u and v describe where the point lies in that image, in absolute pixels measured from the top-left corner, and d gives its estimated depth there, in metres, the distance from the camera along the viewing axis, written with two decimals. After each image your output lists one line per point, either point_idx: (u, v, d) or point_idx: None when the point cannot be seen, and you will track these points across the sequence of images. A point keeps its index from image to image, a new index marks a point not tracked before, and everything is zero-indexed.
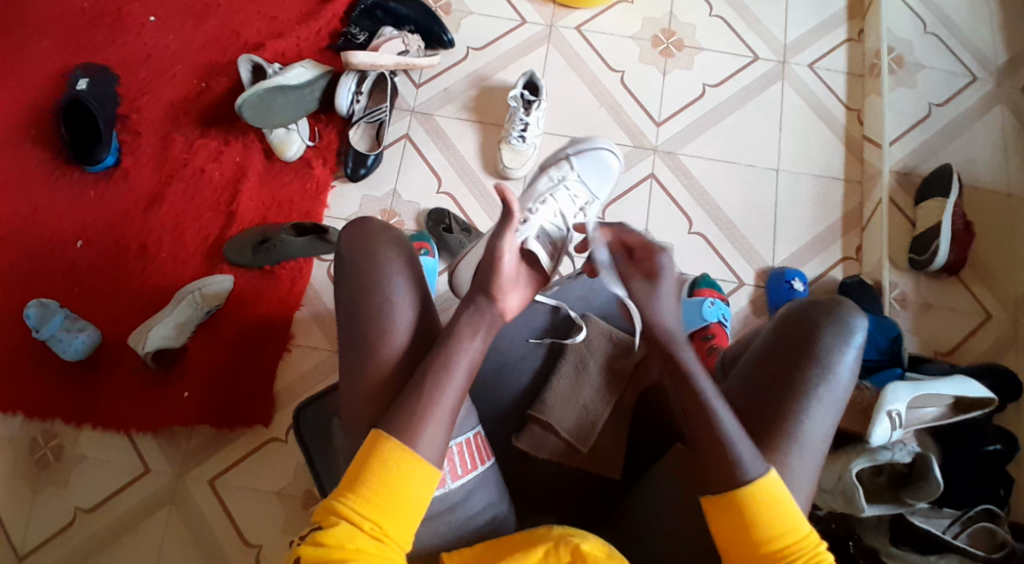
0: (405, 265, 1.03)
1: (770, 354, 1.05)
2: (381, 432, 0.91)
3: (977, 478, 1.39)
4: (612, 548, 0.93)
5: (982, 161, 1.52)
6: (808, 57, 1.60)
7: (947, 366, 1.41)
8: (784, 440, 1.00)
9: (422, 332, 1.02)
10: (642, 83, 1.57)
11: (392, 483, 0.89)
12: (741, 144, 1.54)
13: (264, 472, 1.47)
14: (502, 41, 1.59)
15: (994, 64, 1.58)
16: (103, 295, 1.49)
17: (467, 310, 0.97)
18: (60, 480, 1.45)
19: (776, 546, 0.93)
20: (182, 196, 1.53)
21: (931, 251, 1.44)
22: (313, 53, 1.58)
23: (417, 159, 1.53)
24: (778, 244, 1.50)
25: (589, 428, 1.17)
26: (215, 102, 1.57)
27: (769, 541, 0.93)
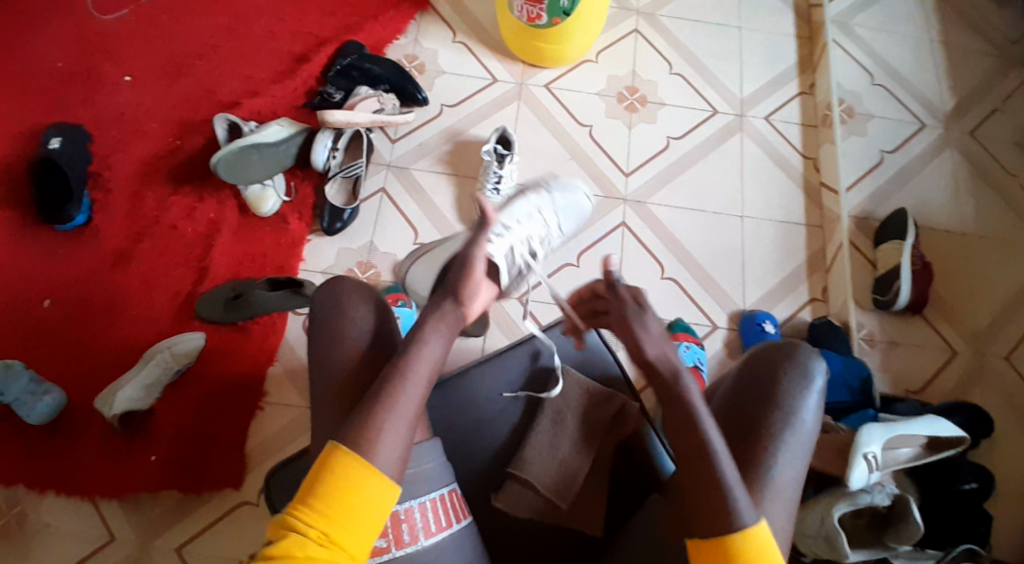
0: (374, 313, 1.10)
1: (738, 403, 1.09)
2: (336, 445, 0.95)
3: (957, 518, 1.38)
4: None
5: (934, 203, 1.60)
6: (763, 110, 1.68)
7: (918, 406, 1.43)
8: (763, 475, 1.03)
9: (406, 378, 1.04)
10: (610, 135, 1.63)
11: (345, 493, 0.93)
12: (707, 192, 1.60)
13: (234, 539, 1.42)
14: (473, 99, 1.65)
15: (940, 111, 1.69)
16: (70, 355, 1.45)
17: (432, 314, 1.05)
18: (19, 551, 1.38)
19: None
20: (154, 253, 1.52)
21: (894, 292, 1.49)
22: (289, 111, 1.61)
23: (394, 212, 1.56)
24: (748, 287, 1.55)
25: (569, 483, 1.19)
26: (189, 159, 1.58)
27: None
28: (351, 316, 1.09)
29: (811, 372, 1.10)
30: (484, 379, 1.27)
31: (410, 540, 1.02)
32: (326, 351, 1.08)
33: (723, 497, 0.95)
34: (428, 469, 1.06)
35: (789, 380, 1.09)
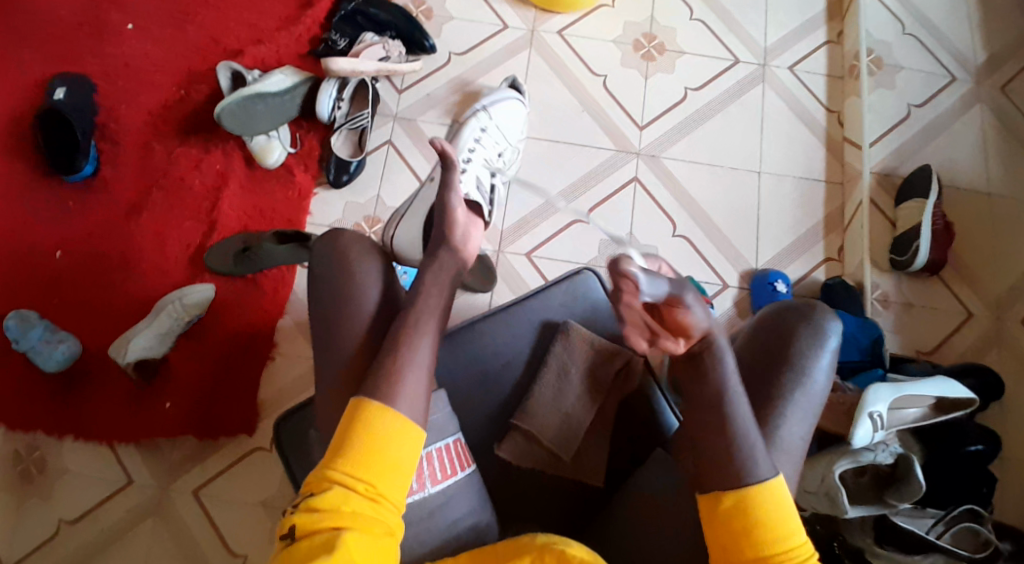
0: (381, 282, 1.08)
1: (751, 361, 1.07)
2: (363, 398, 0.94)
3: (966, 477, 1.37)
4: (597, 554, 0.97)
5: (962, 160, 1.54)
6: (787, 60, 1.61)
7: (928, 367, 1.42)
8: (764, 442, 1.02)
9: None
10: (624, 87, 1.57)
11: (384, 447, 0.91)
12: (724, 147, 1.55)
13: (249, 483, 1.46)
14: (485, 45, 1.59)
15: (973, 64, 1.60)
16: (85, 305, 1.47)
17: (430, 268, 1.05)
18: (43, 493, 1.44)
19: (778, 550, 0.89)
20: (163, 204, 1.51)
21: (912, 251, 1.45)
22: (294, 60, 1.57)
23: (401, 164, 1.53)
24: (762, 246, 1.51)
25: (571, 436, 1.21)
26: (195, 110, 1.56)
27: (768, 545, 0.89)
28: (351, 282, 1.07)
29: (826, 332, 1.07)
30: (494, 332, 1.28)
31: (417, 488, 1.06)
32: (325, 323, 1.06)
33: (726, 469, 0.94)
34: (438, 419, 1.10)
35: (801, 339, 1.07)
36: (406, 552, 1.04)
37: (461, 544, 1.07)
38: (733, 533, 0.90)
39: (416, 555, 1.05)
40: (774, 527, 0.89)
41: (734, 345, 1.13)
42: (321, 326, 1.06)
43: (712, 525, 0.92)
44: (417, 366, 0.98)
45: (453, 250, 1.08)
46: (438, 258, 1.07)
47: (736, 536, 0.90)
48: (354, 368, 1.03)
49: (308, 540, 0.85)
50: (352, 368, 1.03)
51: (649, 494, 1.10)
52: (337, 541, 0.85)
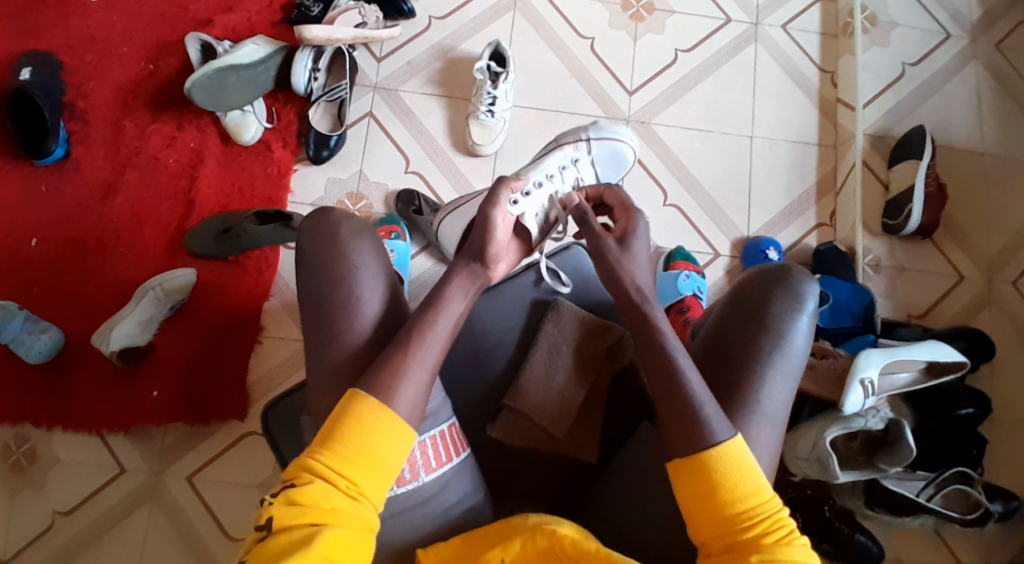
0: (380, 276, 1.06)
1: (729, 327, 1.07)
2: (358, 391, 0.95)
3: (953, 440, 1.41)
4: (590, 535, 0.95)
5: (956, 121, 1.51)
6: (781, 17, 1.55)
7: (919, 331, 1.43)
8: (761, 432, 1.02)
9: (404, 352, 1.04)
10: (614, 50, 1.51)
11: (369, 444, 0.93)
12: (715, 111, 1.51)
13: (244, 467, 1.46)
14: (466, 8, 1.52)
15: (967, 20, 1.55)
16: (63, 294, 1.43)
17: (459, 272, 1.07)
18: (35, 484, 1.43)
19: (737, 510, 0.93)
20: (138, 185, 1.46)
21: (905, 215, 1.44)
22: (266, 28, 1.49)
23: (382, 136, 1.48)
24: (754, 212, 1.49)
25: (564, 413, 1.21)
26: (165, 84, 1.48)
27: (729, 505, 0.94)
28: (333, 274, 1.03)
29: (803, 294, 1.07)
30: (484, 312, 1.29)
31: (412, 476, 1.05)
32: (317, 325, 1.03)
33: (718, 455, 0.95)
34: (432, 405, 1.10)
35: (778, 303, 1.07)
36: (403, 537, 1.05)
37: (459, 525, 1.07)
38: (701, 493, 0.95)
39: (412, 540, 1.05)
40: (739, 486, 0.94)
41: (711, 309, 1.13)
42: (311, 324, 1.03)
43: (682, 487, 0.96)
44: (412, 367, 0.97)
45: (486, 265, 1.08)
46: (468, 264, 1.07)
47: (703, 496, 0.94)
48: (349, 373, 1.02)
49: (283, 532, 0.87)
50: (347, 370, 1.02)
51: (645, 476, 1.11)
52: (312, 537, 0.86)
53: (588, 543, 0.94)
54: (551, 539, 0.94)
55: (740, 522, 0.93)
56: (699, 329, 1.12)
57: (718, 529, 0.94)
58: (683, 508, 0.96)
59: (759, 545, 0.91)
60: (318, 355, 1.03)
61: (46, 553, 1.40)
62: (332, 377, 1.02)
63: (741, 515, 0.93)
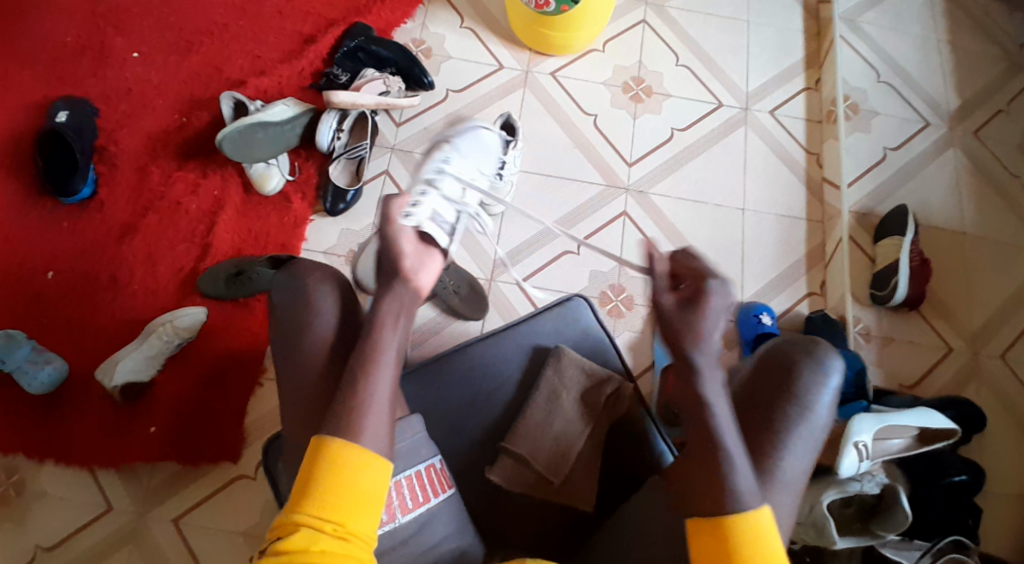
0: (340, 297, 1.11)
1: (754, 400, 1.09)
2: (325, 436, 0.94)
3: (949, 513, 1.38)
4: None
5: (935, 201, 1.61)
6: (768, 104, 1.69)
7: (909, 399, 1.45)
8: (766, 465, 1.04)
9: None
10: (615, 125, 1.64)
11: (348, 486, 0.92)
12: (708, 185, 1.61)
13: (230, 512, 1.43)
14: (480, 84, 1.65)
15: (945, 110, 1.69)
16: (71, 325, 1.46)
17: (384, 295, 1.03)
18: (15, 518, 1.39)
19: None
20: (158, 227, 1.52)
21: (892, 286, 1.50)
22: (295, 91, 1.62)
23: (396, 194, 1.57)
24: (746, 280, 1.56)
25: (562, 461, 1.21)
26: (195, 136, 1.59)
27: None
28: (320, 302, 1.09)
29: (829, 367, 1.09)
30: (486, 354, 1.30)
31: (388, 518, 1.04)
32: (320, 329, 1.07)
33: (742, 487, 0.95)
34: (408, 444, 1.09)
35: (804, 374, 1.08)
36: None
37: None
38: (720, 555, 0.93)
39: None
40: (760, 553, 0.93)
41: (736, 375, 1.15)
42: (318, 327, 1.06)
43: (700, 547, 0.95)
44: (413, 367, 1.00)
45: (407, 279, 1.04)
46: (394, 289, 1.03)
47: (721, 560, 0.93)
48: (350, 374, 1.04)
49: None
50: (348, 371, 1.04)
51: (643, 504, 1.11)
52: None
53: None
54: None
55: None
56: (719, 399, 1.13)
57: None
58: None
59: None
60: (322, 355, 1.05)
61: None
62: (333, 376, 1.04)
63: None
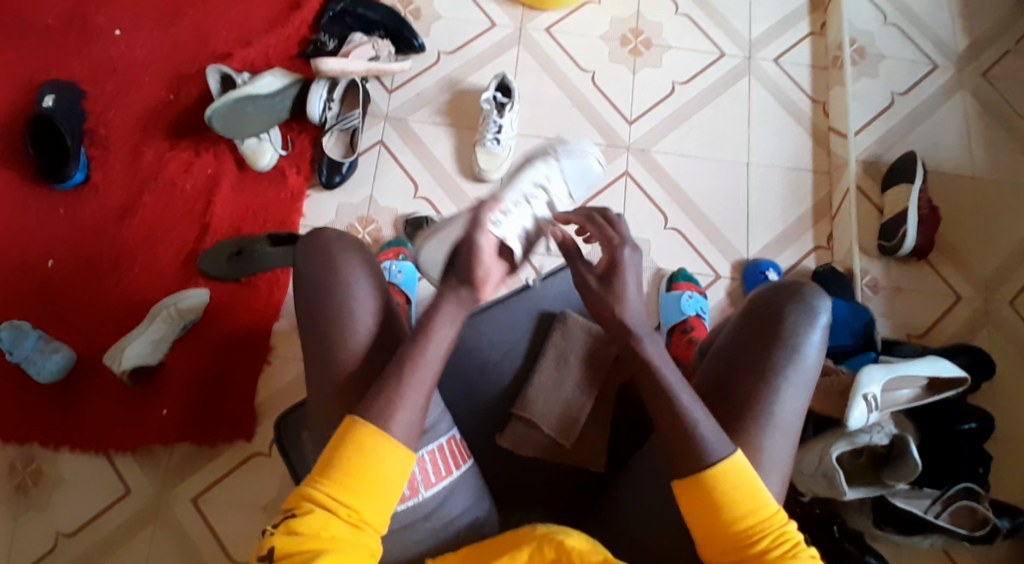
0: (371, 272, 1.08)
1: (741, 346, 1.08)
2: (355, 418, 0.94)
3: (961, 459, 1.39)
4: (597, 544, 0.95)
5: (945, 146, 1.57)
6: (773, 51, 1.63)
7: (918, 349, 1.45)
8: (757, 419, 1.03)
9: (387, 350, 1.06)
10: (614, 82, 1.59)
11: (365, 472, 0.92)
12: (712, 140, 1.57)
13: (249, 487, 1.45)
14: (473, 44, 1.60)
15: (953, 52, 1.63)
16: (75, 314, 1.46)
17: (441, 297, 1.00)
18: (38, 505, 1.42)
19: (742, 526, 0.92)
20: (155, 208, 1.51)
21: (900, 236, 1.48)
22: (283, 61, 1.57)
23: (393, 164, 1.54)
24: (752, 236, 1.53)
25: (569, 422, 1.21)
26: (185, 113, 1.55)
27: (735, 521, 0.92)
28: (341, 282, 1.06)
29: (816, 310, 1.08)
30: (492, 322, 1.29)
31: (411, 493, 1.05)
32: (320, 321, 1.05)
33: (710, 436, 0.94)
34: (430, 418, 1.09)
35: (791, 318, 1.08)
36: (408, 549, 1.05)
37: (461, 538, 1.07)
38: (706, 509, 0.92)
39: (422, 552, 1.05)
40: (747, 501, 0.92)
41: (726, 327, 1.14)
42: (319, 319, 1.05)
43: (687, 501, 0.93)
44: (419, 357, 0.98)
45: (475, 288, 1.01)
46: (456, 291, 1.00)
47: (710, 515, 0.92)
48: (356, 366, 1.03)
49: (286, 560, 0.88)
50: (353, 363, 1.04)
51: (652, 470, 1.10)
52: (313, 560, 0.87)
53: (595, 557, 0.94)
54: (558, 551, 0.94)
55: (749, 537, 0.92)
56: (710, 348, 1.12)
57: (727, 546, 0.92)
58: (688, 522, 0.94)
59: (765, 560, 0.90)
60: (326, 347, 1.04)
61: None
62: (339, 369, 1.03)
63: (746, 531, 0.92)
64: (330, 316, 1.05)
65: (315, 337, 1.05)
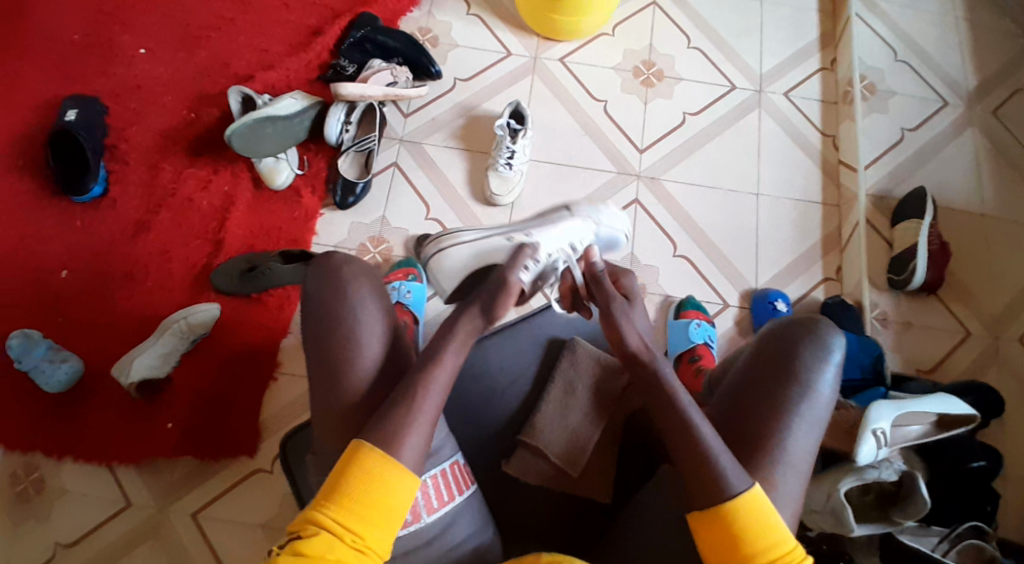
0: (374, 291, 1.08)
1: (754, 381, 1.08)
2: (364, 442, 0.95)
3: (969, 496, 1.37)
4: None
5: (955, 182, 1.58)
6: (783, 86, 1.66)
7: (929, 385, 1.43)
8: (768, 456, 1.03)
9: (392, 361, 1.07)
10: (626, 112, 1.61)
11: (373, 497, 0.93)
12: (722, 171, 1.58)
13: (249, 505, 1.44)
14: (488, 72, 1.63)
15: (963, 89, 1.65)
16: (87, 325, 1.47)
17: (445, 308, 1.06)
18: (40, 515, 1.41)
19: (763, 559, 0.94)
20: (170, 224, 1.53)
21: (909, 270, 1.48)
22: (302, 84, 1.61)
23: (406, 187, 1.56)
24: (761, 266, 1.54)
25: (578, 452, 1.20)
26: (204, 132, 1.58)
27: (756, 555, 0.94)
28: (350, 298, 1.07)
29: (831, 346, 1.08)
30: (498, 349, 1.28)
31: (413, 518, 1.04)
32: (326, 329, 1.05)
33: (729, 469, 0.97)
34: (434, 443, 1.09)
35: (806, 354, 1.07)
36: None
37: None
38: (724, 543, 0.95)
39: None
40: (760, 540, 0.94)
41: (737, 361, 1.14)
42: (325, 329, 1.05)
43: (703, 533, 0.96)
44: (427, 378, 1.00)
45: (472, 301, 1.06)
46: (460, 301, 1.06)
47: (726, 550, 0.95)
48: (362, 377, 1.04)
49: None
50: (359, 373, 1.04)
51: (656, 505, 1.11)
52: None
53: None
54: None
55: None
56: (721, 381, 1.12)
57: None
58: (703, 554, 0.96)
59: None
60: (331, 357, 1.05)
61: None
62: (345, 380, 1.04)
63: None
64: (335, 327, 1.05)
65: (321, 348, 1.05)
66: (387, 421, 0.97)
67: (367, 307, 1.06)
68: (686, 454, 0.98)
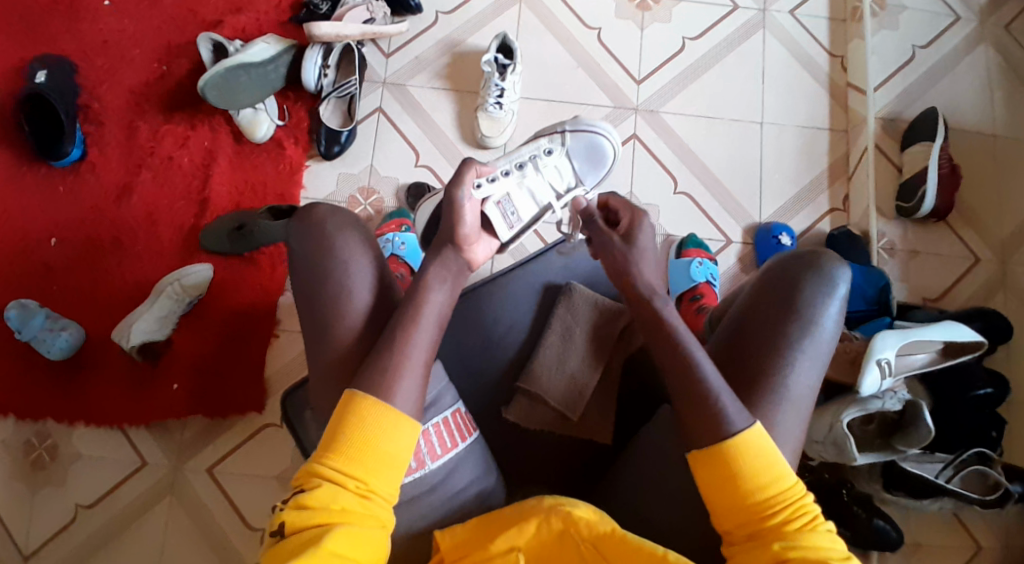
0: (362, 245, 1.03)
1: (755, 318, 1.02)
2: (355, 392, 0.92)
3: (971, 420, 1.34)
4: (604, 515, 0.92)
5: (966, 104, 1.51)
6: (787, 4, 1.58)
7: (935, 313, 1.39)
8: (769, 396, 0.98)
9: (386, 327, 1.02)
10: (621, 39, 1.54)
11: (371, 442, 0.90)
12: (722, 99, 1.52)
13: (260, 458, 1.44)
14: (471, 3, 1.56)
15: (976, 2, 1.56)
16: (81, 292, 1.44)
17: (433, 262, 1.01)
18: (57, 479, 1.42)
19: (761, 496, 0.89)
20: (153, 183, 1.49)
21: (919, 197, 1.42)
22: (275, 27, 1.55)
23: (393, 132, 1.50)
24: (765, 199, 1.48)
25: (576, 398, 1.13)
26: (177, 85, 1.52)
27: (753, 492, 0.89)
28: (339, 255, 1.01)
29: (835, 280, 1.02)
30: (496, 299, 1.20)
31: (416, 465, 0.99)
32: (314, 297, 1.01)
33: (731, 411, 0.92)
34: (433, 391, 1.04)
35: (809, 288, 1.01)
36: (412, 524, 1.00)
37: (467, 511, 1.02)
38: (723, 483, 0.90)
39: (423, 530, 1.00)
40: (764, 471, 0.90)
41: (738, 298, 1.09)
42: (309, 291, 1.01)
43: (702, 476, 0.92)
44: (417, 333, 0.96)
45: (460, 248, 1.02)
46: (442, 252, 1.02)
47: (724, 487, 0.90)
48: (351, 334, 1.00)
49: (295, 538, 0.85)
50: (351, 347, 0.99)
51: (661, 445, 1.05)
52: (321, 538, 0.84)
53: (604, 526, 0.91)
54: (565, 523, 0.90)
55: (764, 510, 0.89)
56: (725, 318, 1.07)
57: (743, 517, 0.90)
58: (705, 497, 0.92)
59: (785, 531, 0.88)
60: (317, 330, 1.00)
61: (67, 547, 1.39)
62: (334, 343, 0.99)
63: (762, 503, 0.89)
64: (319, 288, 1.00)
65: (307, 315, 1.02)
66: (375, 373, 0.93)
67: (356, 263, 1.01)
68: (697, 415, 0.93)
